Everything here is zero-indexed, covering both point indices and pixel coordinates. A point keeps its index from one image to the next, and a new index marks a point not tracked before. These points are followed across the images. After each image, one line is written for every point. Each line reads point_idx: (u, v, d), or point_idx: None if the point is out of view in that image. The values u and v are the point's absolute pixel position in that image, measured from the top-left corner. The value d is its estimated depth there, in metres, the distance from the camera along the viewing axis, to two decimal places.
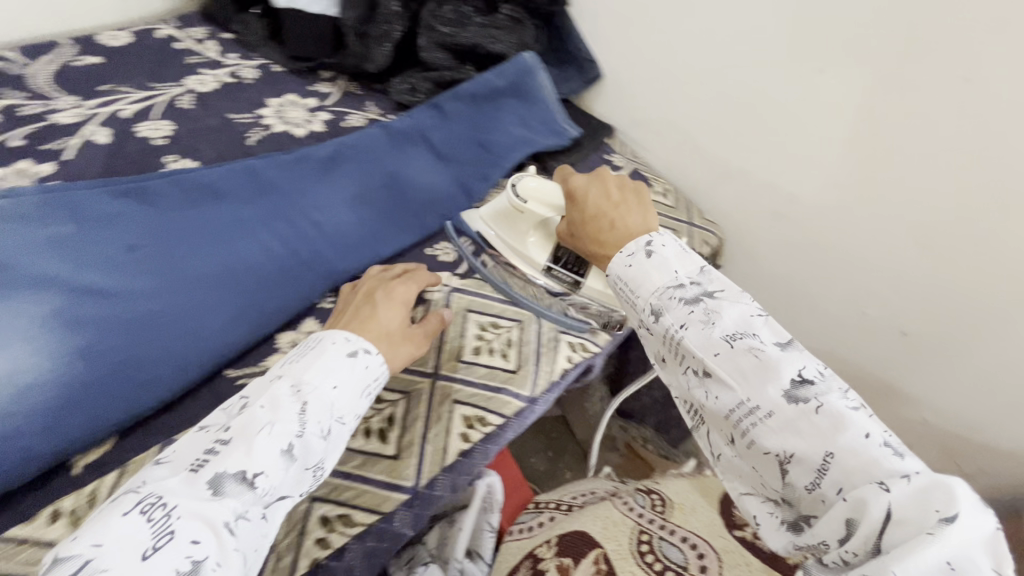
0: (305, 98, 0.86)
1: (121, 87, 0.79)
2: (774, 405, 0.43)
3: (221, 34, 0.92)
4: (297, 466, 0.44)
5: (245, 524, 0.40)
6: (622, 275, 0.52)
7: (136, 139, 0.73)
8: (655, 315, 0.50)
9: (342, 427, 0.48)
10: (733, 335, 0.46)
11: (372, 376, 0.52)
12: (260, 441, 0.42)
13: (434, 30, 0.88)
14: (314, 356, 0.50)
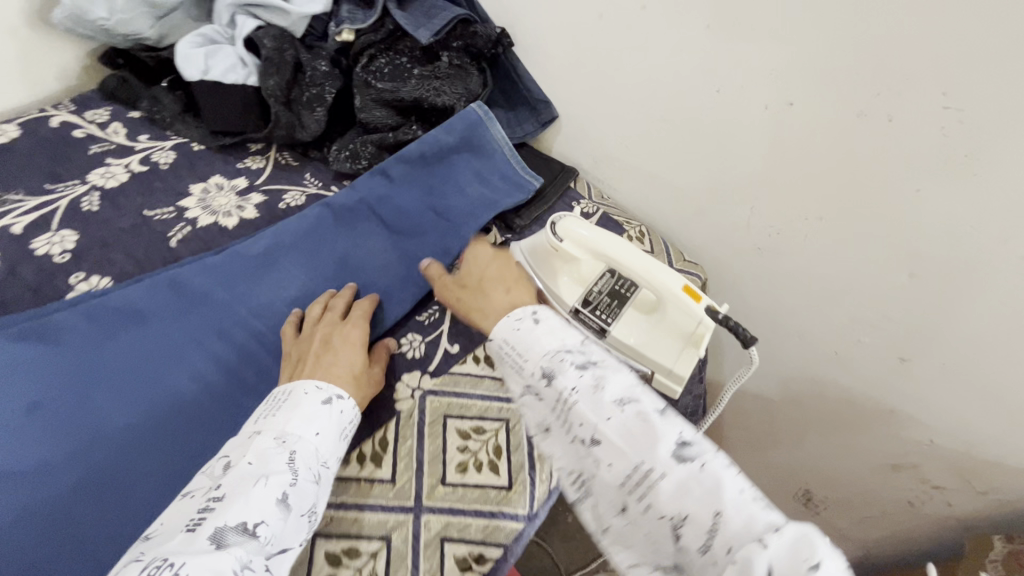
0: (233, 178, 0.76)
1: (10, 195, 0.68)
2: (664, 467, 0.41)
3: (128, 112, 0.81)
4: (295, 513, 0.41)
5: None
6: (514, 342, 0.52)
7: (33, 259, 0.63)
8: (548, 379, 0.49)
9: (326, 472, 0.46)
10: (620, 399, 0.46)
11: (346, 419, 0.50)
12: (257, 490, 0.39)
13: (370, 86, 0.80)
14: (285, 410, 0.47)
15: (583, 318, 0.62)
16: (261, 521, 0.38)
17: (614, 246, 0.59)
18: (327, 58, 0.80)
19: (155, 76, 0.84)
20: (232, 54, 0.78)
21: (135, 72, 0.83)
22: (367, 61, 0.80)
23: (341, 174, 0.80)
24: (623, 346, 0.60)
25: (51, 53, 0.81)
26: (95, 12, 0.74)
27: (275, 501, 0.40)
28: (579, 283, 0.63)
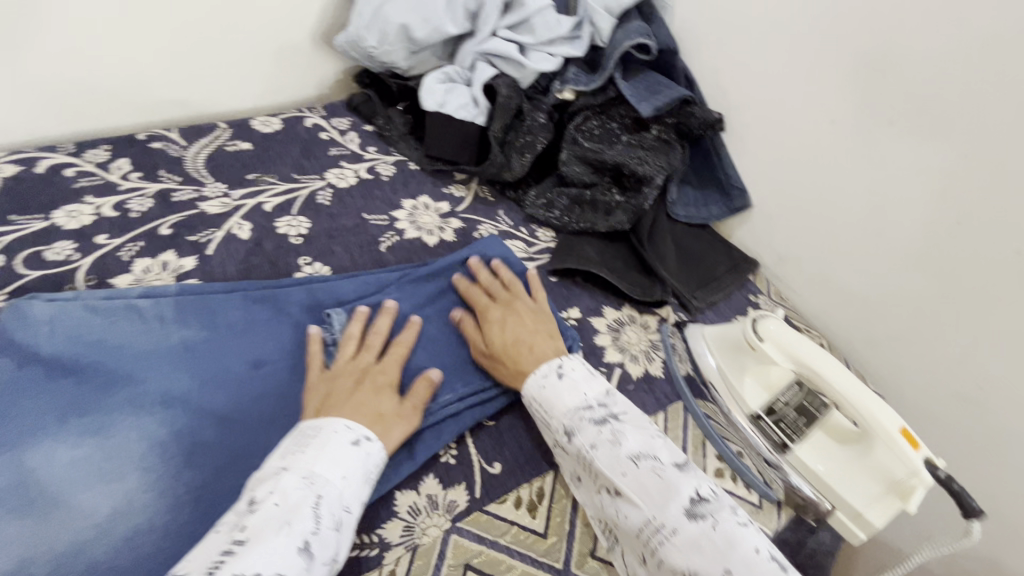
0: (438, 202, 0.83)
1: (266, 177, 0.80)
2: (677, 522, 0.45)
3: (364, 126, 0.93)
4: (314, 562, 0.41)
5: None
6: (540, 397, 0.55)
7: (275, 235, 0.72)
8: (568, 436, 0.52)
9: (352, 517, 0.45)
10: (636, 455, 0.49)
11: (372, 464, 0.48)
12: (274, 541, 0.40)
13: (576, 143, 0.84)
14: (319, 453, 0.46)
15: (764, 426, 0.59)
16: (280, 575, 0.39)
17: (823, 364, 0.55)
18: (545, 110, 0.86)
19: (393, 98, 0.95)
20: (465, 93, 0.85)
21: (378, 92, 0.94)
22: (581, 120, 0.85)
23: (532, 218, 0.85)
24: (806, 469, 0.57)
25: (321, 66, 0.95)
26: (369, 41, 0.86)
27: (293, 550, 0.40)
28: (766, 389, 0.61)
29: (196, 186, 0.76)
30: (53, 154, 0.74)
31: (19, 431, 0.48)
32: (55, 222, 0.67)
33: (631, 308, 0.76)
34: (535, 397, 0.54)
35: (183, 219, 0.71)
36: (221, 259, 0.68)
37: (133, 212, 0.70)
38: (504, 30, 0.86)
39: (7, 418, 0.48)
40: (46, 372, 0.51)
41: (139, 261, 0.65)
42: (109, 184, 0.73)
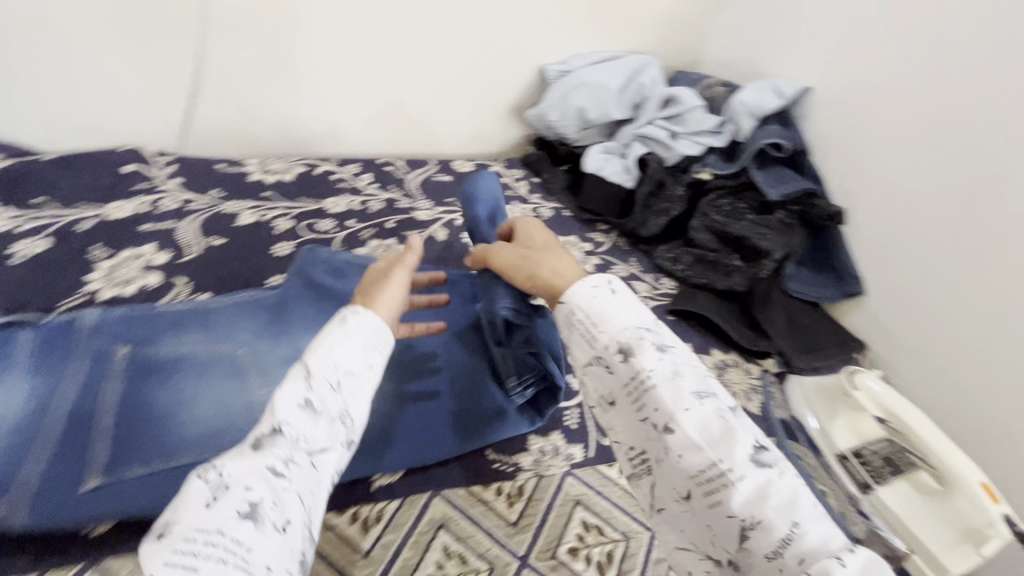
0: (583, 242, 1.02)
1: (459, 202, 1.05)
2: (743, 468, 0.41)
3: (532, 178, 1.16)
4: (319, 416, 0.45)
5: (292, 470, 0.42)
6: (592, 309, 0.49)
7: (462, 243, 0.95)
8: (625, 354, 0.47)
9: (362, 374, 0.49)
10: (698, 392, 0.45)
11: (370, 332, 0.51)
12: (277, 402, 0.44)
13: (707, 215, 1.00)
14: (317, 338, 0.49)
15: (849, 465, 0.68)
16: (300, 433, 0.44)
17: (909, 414, 0.65)
18: (685, 185, 1.03)
19: (559, 160, 1.18)
20: (620, 163, 1.05)
21: (548, 153, 1.18)
22: (713, 198, 1.01)
23: (659, 268, 1.00)
24: (887, 510, 0.63)
25: (510, 131, 1.23)
26: (551, 115, 1.10)
27: (298, 407, 0.44)
28: (855, 437, 0.70)
29: (412, 200, 1.03)
30: (325, 164, 1.06)
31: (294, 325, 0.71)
32: (323, 206, 0.96)
33: (737, 354, 0.87)
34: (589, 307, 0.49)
35: (402, 220, 0.97)
36: (424, 250, 0.92)
37: (370, 210, 0.98)
38: (660, 120, 1.06)
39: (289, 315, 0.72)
40: (312, 293, 0.75)
41: (372, 242, 0.91)
42: (357, 189, 1.02)
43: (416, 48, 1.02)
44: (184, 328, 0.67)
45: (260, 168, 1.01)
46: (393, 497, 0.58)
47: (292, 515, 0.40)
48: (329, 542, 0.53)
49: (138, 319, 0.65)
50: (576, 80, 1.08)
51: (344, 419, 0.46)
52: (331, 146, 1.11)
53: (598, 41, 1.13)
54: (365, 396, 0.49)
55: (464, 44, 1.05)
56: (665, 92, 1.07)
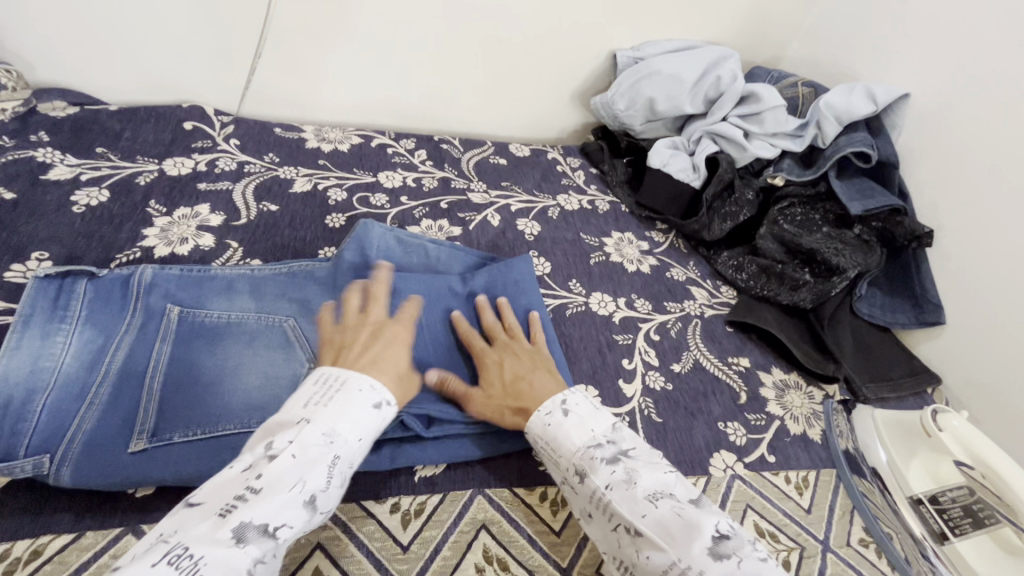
0: (642, 240, 0.97)
1: (514, 187, 1.01)
2: (703, 565, 0.43)
3: (590, 168, 1.11)
4: (311, 514, 0.44)
5: (260, 569, 0.39)
6: (549, 434, 0.55)
7: (516, 230, 0.92)
8: (580, 476, 0.52)
9: (353, 477, 0.48)
10: (653, 494, 0.48)
11: (381, 429, 0.51)
12: (286, 495, 0.41)
13: (776, 224, 0.94)
14: (341, 408, 0.49)
15: (923, 511, 0.64)
16: (286, 528, 0.41)
17: (1002, 462, 0.59)
18: (753, 190, 0.97)
19: (619, 152, 1.12)
20: (686, 160, 0.99)
21: (608, 145, 1.13)
22: (786, 206, 0.95)
23: (718, 275, 0.95)
24: (961, 564, 0.60)
25: (572, 116, 1.17)
26: (618, 104, 1.05)
27: (301, 503, 0.42)
28: (932, 478, 0.66)
29: (467, 181, 1.00)
30: (382, 137, 1.04)
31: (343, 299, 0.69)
32: (377, 180, 0.94)
33: (799, 375, 0.81)
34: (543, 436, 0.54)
35: (456, 201, 0.94)
36: (477, 235, 0.89)
37: (424, 187, 0.95)
38: (734, 117, 0.99)
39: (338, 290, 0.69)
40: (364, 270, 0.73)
41: (425, 221, 0.88)
42: (412, 165, 0.99)
43: (487, 22, 0.97)
44: (237, 293, 0.66)
45: (316, 135, 0.99)
46: (435, 491, 0.56)
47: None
48: (369, 531, 0.52)
49: (193, 282, 0.65)
50: (648, 68, 1.02)
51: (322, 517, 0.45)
52: (388, 118, 1.08)
53: (677, 28, 1.07)
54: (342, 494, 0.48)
55: (536, 21, 0.99)
56: (743, 87, 0.99)
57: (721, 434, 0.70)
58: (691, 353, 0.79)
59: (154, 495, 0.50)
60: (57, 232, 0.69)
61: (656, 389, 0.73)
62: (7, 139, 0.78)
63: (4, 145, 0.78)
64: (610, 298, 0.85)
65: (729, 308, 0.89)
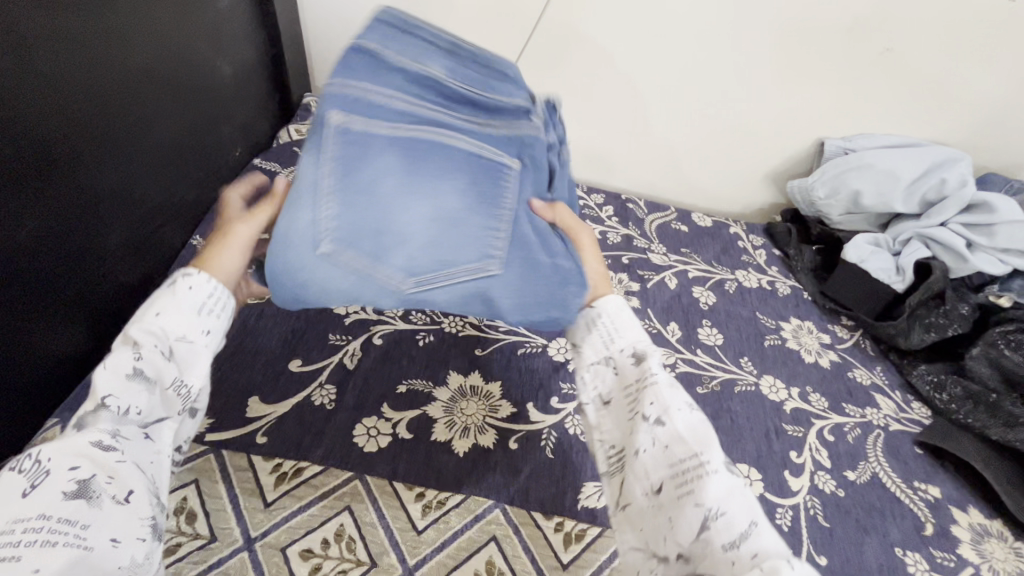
0: (823, 333, 0.93)
1: (694, 255, 1.03)
2: (715, 465, 0.46)
3: (773, 250, 1.09)
4: (151, 388, 0.48)
5: (122, 443, 0.46)
6: (613, 319, 0.58)
7: (691, 296, 0.94)
8: (636, 359, 0.55)
9: (196, 340, 0.51)
10: (687, 403, 0.51)
11: (202, 296, 0.52)
12: (101, 375, 0.47)
13: (995, 346, 0.82)
14: (147, 302, 0.52)
15: None
16: (129, 404, 0.47)
17: None
18: (970, 303, 0.88)
19: (809, 239, 1.09)
20: (890, 260, 0.92)
21: (797, 229, 1.10)
22: (1009, 328, 0.83)
23: (911, 388, 0.87)
24: None
25: (761, 195, 1.18)
26: (818, 190, 1.03)
27: (126, 377, 0.47)
28: None
29: (648, 241, 1.05)
30: (575, 189, 1.14)
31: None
32: None
33: (1004, 525, 0.71)
34: (610, 320, 0.58)
35: (637, 258, 0.99)
36: (654, 294, 0.93)
37: (608, 240, 1.02)
38: (957, 224, 0.92)
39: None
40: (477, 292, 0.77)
41: (606, 272, 0.95)
42: (600, 218, 1.07)
43: (695, 99, 1.05)
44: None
45: None
46: (595, 522, 0.60)
47: (134, 486, 0.44)
48: (535, 543, 0.57)
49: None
50: (859, 160, 0.99)
51: (178, 387, 0.50)
52: (579, 173, 1.21)
53: (899, 124, 1.03)
54: (205, 362, 0.52)
55: (748, 103, 1.04)
56: (974, 195, 0.92)
57: (897, 560, 0.65)
58: (869, 464, 0.74)
59: (375, 454, 0.61)
60: None
61: (825, 491, 0.70)
62: None
63: None
64: (783, 384, 0.82)
65: (920, 426, 0.81)
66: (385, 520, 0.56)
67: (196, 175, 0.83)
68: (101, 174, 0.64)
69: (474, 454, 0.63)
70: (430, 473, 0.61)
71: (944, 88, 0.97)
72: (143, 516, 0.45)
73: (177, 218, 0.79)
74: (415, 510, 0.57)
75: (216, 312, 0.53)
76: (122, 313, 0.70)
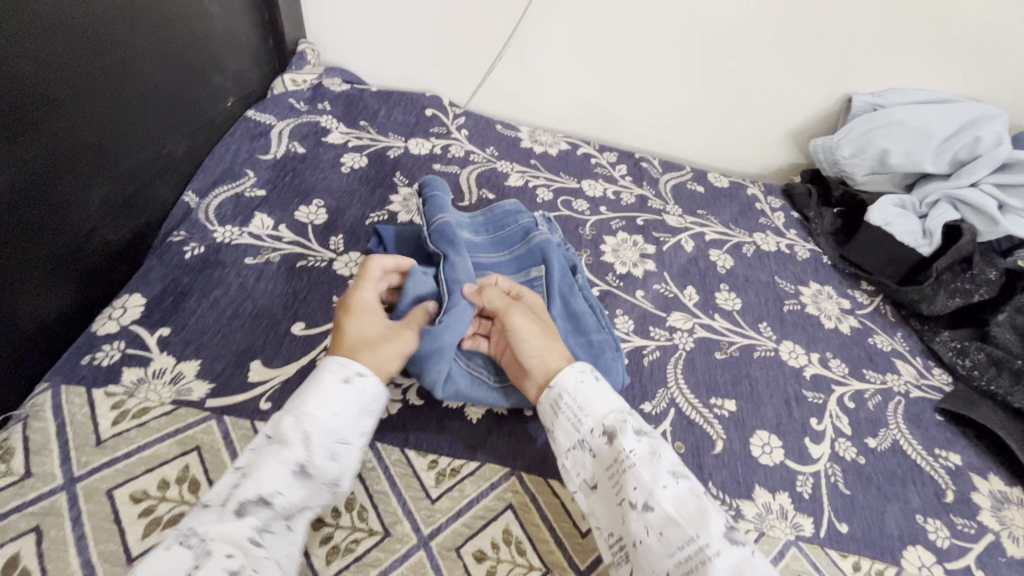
0: (843, 298, 0.90)
1: (710, 217, 0.99)
2: (719, 547, 0.45)
3: (792, 212, 1.05)
4: (310, 483, 0.47)
5: (270, 538, 0.44)
6: (574, 395, 0.55)
7: (709, 259, 0.90)
8: (608, 438, 0.53)
9: (354, 442, 0.51)
10: (674, 472, 0.51)
11: (369, 398, 0.53)
12: (269, 464, 0.46)
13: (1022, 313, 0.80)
14: (306, 388, 0.52)
15: None
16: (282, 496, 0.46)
17: None
18: (998, 268, 0.84)
19: (829, 201, 1.05)
20: (917, 222, 0.89)
21: (818, 190, 1.05)
22: None
23: (932, 354, 0.85)
24: None
25: (781, 154, 1.13)
26: (843, 149, 0.98)
27: (289, 471, 0.46)
28: None
29: (663, 201, 1.00)
30: (587, 147, 1.08)
31: (562, 273, 0.72)
32: (581, 187, 0.98)
33: None
34: (571, 391, 0.55)
35: (652, 219, 0.95)
36: (670, 256, 0.89)
37: (622, 201, 0.97)
38: (989, 184, 0.88)
39: (551, 264, 0.71)
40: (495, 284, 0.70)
41: (621, 233, 0.91)
42: (613, 178, 1.02)
43: (718, 50, 0.99)
44: (481, 254, 0.74)
45: (531, 136, 1.07)
46: None
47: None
48: (553, 511, 0.55)
49: None
50: (890, 116, 0.94)
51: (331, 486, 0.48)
52: (591, 130, 1.15)
53: (933, 78, 0.97)
54: (354, 463, 0.51)
55: (775, 54, 0.98)
56: (1010, 153, 0.88)
57: (918, 527, 0.63)
58: (890, 431, 0.72)
59: (385, 422, 0.59)
60: (330, 186, 0.84)
61: (846, 458, 0.68)
62: (302, 104, 0.96)
63: (300, 109, 0.95)
64: (803, 350, 0.80)
65: (941, 393, 0.79)
66: (397, 488, 0.54)
67: (185, 127, 0.77)
68: (83, 121, 0.59)
69: (489, 421, 0.61)
70: (443, 441, 0.58)
71: (986, 37, 0.91)
72: None
73: (166, 175, 0.74)
74: (429, 479, 0.55)
75: (370, 414, 0.53)
76: (113, 273, 0.66)
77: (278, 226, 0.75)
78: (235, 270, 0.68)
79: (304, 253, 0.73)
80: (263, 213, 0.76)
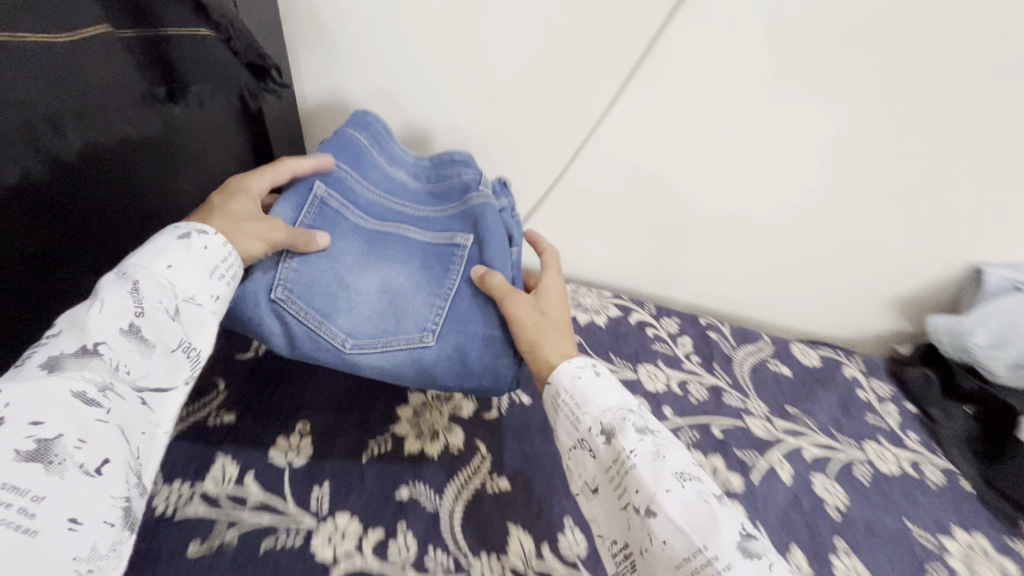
0: (1005, 555, 0.66)
1: (806, 419, 0.77)
2: (732, 560, 0.40)
3: (906, 405, 0.83)
4: (131, 377, 0.41)
5: (87, 448, 0.36)
6: (579, 391, 0.51)
7: (814, 495, 0.68)
8: (606, 436, 0.48)
9: (204, 307, 0.46)
10: (680, 473, 0.46)
11: (216, 258, 0.48)
12: (47, 338, 0.39)
13: None
14: (140, 269, 0.43)
15: None
16: (84, 431, 0.36)
17: None
18: None
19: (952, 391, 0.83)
20: None
21: (938, 376, 0.83)
22: None
23: None
24: None
25: (877, 320, 0.92)
26: (977, 337, 0.77)
27: (83, 389, 0.38)
28: None
29: (743, 395, 0.79)
30: (642, 311, 0.89)
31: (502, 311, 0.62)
32: (639, 377, 0.78)
33: None
34: (576, 390, 0.51)
35: (732, 427, 0.74)
36: (764, 493, 0.67)
37: (692, 397, 0.77)
38: None
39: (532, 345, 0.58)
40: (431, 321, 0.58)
41: (694, 452, 0.70)
42: (676, 358, 0.82)
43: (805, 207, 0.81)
44: (412, 204, 0.68)
45: (573, 297, 0.89)
46: None
47: (110, 454, 0.37)
48: None
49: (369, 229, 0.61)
50: None
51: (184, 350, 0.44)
52: (644, 283, 0.96)
53: None
54: (207, 329, 0.46)
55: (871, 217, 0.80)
56: None
57: None
58: None
59: None
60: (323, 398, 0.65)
61: None
62: None
63: None
64: None
65: None
66: None
67: None
68: None
69: None
70: None
71: None
72: (115, 496, 0.37)
73: None
74: None
75: (221, 277, 0.48)
76: None
77: (243, 474, 0.56)
78: (170, 570, 0.49)
79: (267, 521, 0.53)
80: (225, 453, 0.58)
